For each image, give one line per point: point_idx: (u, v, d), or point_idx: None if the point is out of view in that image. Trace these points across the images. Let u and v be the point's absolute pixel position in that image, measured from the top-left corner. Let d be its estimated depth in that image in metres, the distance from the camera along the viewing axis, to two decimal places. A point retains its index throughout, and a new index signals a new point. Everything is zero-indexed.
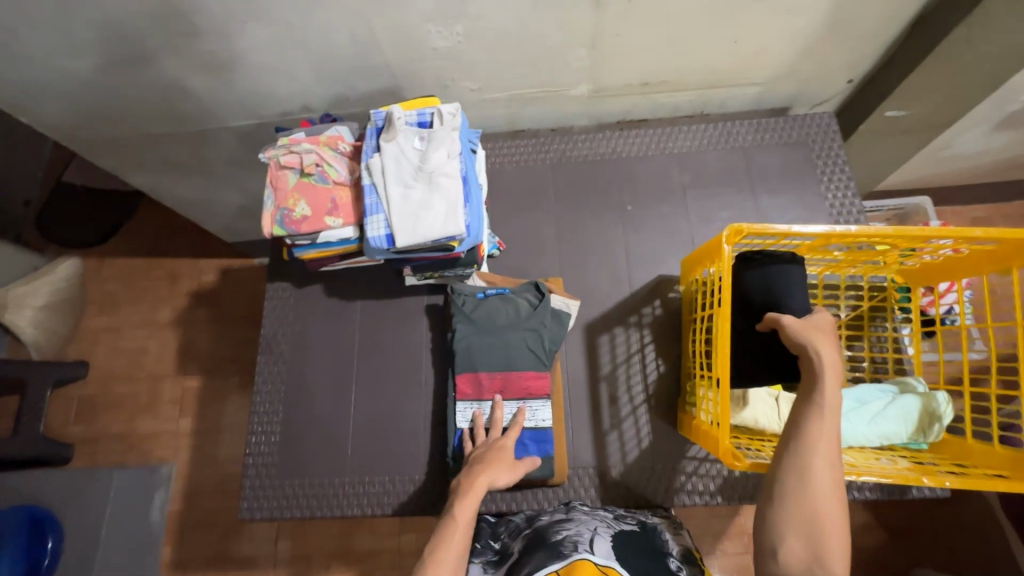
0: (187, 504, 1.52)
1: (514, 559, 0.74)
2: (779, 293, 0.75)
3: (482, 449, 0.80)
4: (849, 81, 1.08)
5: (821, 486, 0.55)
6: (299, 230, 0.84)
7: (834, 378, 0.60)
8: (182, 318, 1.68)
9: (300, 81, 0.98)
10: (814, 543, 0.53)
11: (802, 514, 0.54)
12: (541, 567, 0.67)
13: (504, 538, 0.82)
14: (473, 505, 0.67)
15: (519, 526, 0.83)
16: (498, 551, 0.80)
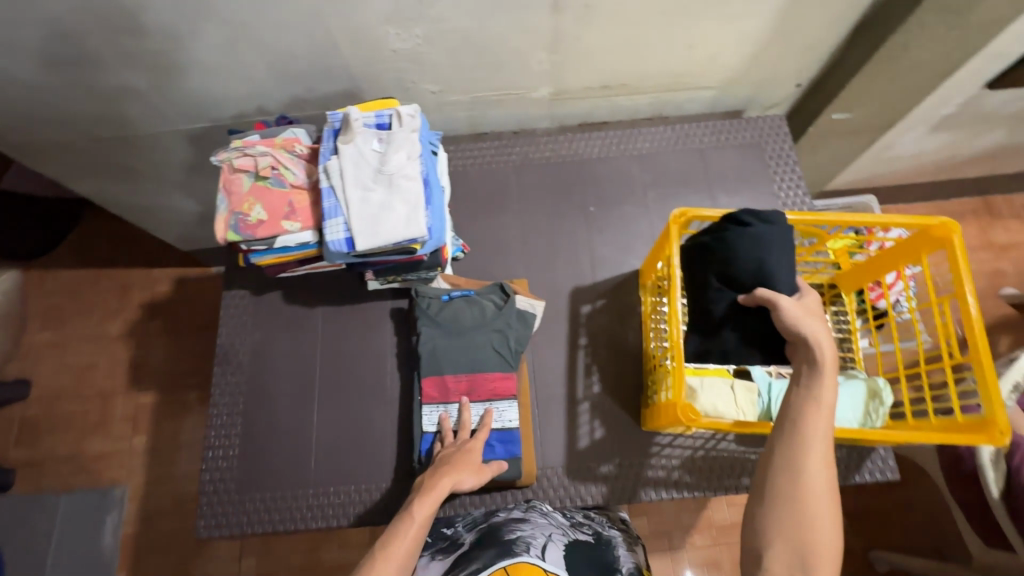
0: (142, 526, 1.44)
1: (463, 550, 0.72)
2: (770, 269, 0.67)
3: (451, 449, 0.81)
4: (797, 85, 1.13)
5: (813, 490, 0.56)
6: (254, 235, 0.81)
7: (830, 376, 0.60)
8: (134, 331, 1.60)
9: (255, 82, 0.95)
10: (802, 547, 0.54)
11: (792, 518, 0.55)
12: (488, 562, 0.63)
13: (459, 526, 0.83)
14: (431, 506, 0.69)
15: (475, 520, 0.83)
16: (448, 538, 0.80)
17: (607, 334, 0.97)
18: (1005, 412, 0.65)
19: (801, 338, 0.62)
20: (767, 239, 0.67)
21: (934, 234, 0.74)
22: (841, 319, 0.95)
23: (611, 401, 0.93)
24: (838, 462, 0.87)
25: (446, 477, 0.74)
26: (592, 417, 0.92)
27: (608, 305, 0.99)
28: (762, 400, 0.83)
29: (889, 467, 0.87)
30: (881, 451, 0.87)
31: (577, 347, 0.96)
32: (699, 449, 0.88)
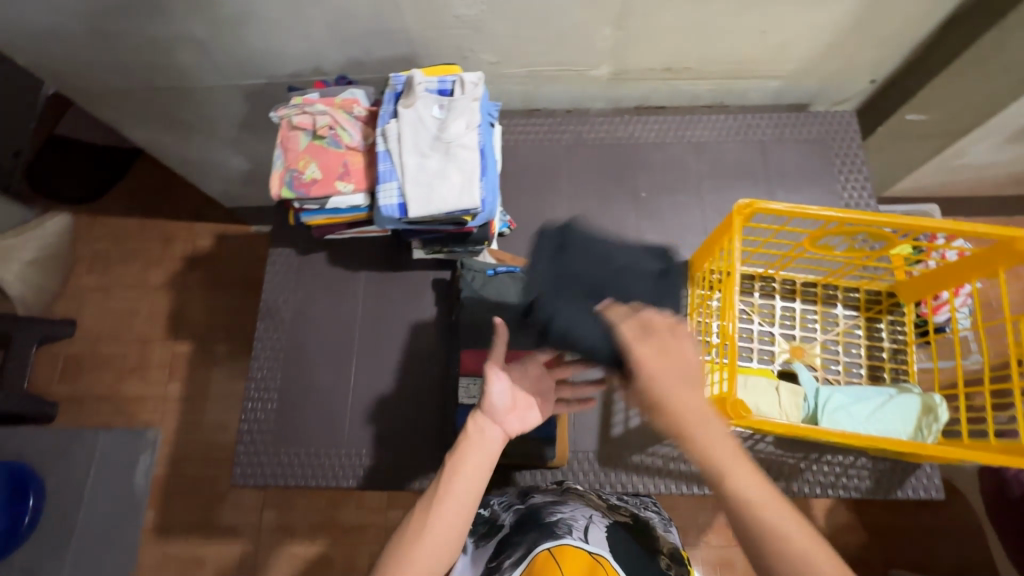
0: (172, 469, 1.50)
1: (504, 534, 0.72)
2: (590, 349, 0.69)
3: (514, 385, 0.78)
4: (871, 81, 1.06)
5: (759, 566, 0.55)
6: (308, 194, 0.82)
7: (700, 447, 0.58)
8: (174, 282, 1.64)
9: (315, 40, 0.95)
10: None
11: None
12: (531, 546, 0.64)
13: (495, 507, 0.83)
14: (480, 458, 0.66)
15: (511, 500, 0.83)
16: (487, 520, 0.81)
17: None
18: None
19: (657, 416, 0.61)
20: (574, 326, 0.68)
21: (1018, 248, 0.69)
22: (897, 330, 0.91)
23: None
24: (882, 473, 0.84)
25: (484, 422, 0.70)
26: (628, 404, 0.91)
27: None
28: (808, 405, 0.81)
29: (933, 485, 0.84)
30: (927, 468, 0.84)
31: None
32: None
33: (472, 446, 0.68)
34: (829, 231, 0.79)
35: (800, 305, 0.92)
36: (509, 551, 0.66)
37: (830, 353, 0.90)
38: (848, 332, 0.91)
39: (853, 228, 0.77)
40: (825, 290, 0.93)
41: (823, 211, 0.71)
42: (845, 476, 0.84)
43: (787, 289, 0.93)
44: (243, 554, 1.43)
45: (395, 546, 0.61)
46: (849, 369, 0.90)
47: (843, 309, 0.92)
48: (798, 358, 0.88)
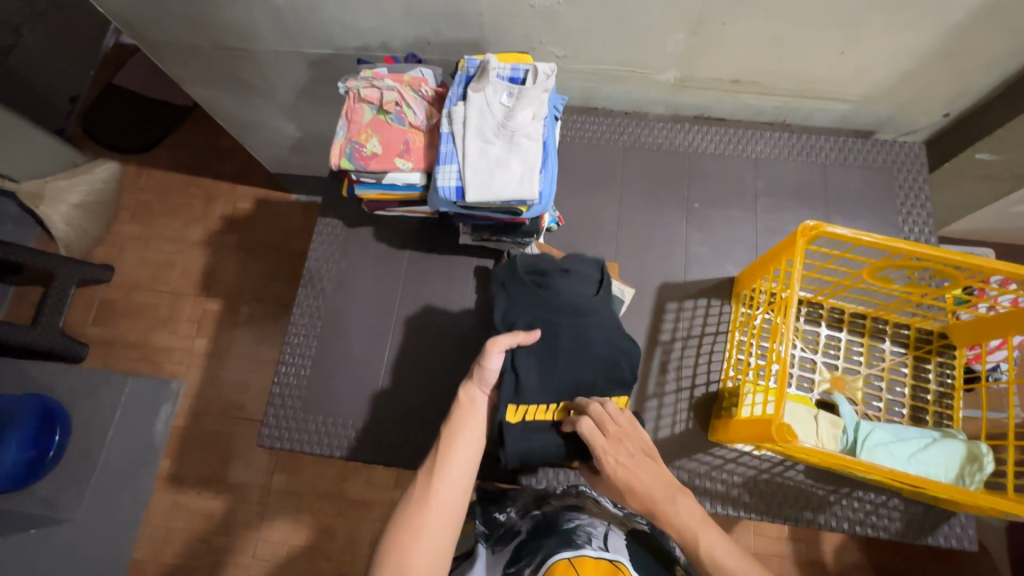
0: (190, 422, 1.53)
1: (520, 540, 0.71)
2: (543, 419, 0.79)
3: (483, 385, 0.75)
4: (945, 114, 1.03)
5: None
6: (366, 167, 0.82)
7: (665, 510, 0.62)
8: (212, 241, 1.67)
9: (388, 16, 0.95)
10: None
11: None
12: (548, 554, 0.62)
13: (510, 513, 0.83)
14: (474, 427, 0.71)
15: (526, 507, 0.83)
16: (503, 525, 0.81)
17: (689, 336, 0.94)
18: None
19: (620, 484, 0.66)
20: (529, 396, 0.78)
21: None
22: (945, 373, 0.88)
23: (681, 405, 0.90)
24: (914, 516, 0.82)
25: (477, 393, 0.74)
26: (658, 414, 0.89)
27: (696, 307, 0.95)
28: (847, 437, 0.79)
29: (967, 536, 0.82)
30: (962, 517, 0.82)
31: (657, 342, 0.94)
32: (764, 472, 0.85)
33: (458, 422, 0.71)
34: (892, 262, 0.76)
35: (846, 335, 0.90)
36: (526, 560, 0.64)
37: (873, 387, 0.88)
38: (893, 369, 0.89)
39: (918, 262, 0.75)
40: (874, 323, 0.90)
41: (892, 241, 0.69)
42: (877, 513, 0.83)
43: (835, 317, 0.90)
44: (250, 515, 1.45)
45: (400, 521, 0.63)
46: (890, 406, 0.88)
47: (891, 345, 0.90)
48: (838, 389, 0.86)
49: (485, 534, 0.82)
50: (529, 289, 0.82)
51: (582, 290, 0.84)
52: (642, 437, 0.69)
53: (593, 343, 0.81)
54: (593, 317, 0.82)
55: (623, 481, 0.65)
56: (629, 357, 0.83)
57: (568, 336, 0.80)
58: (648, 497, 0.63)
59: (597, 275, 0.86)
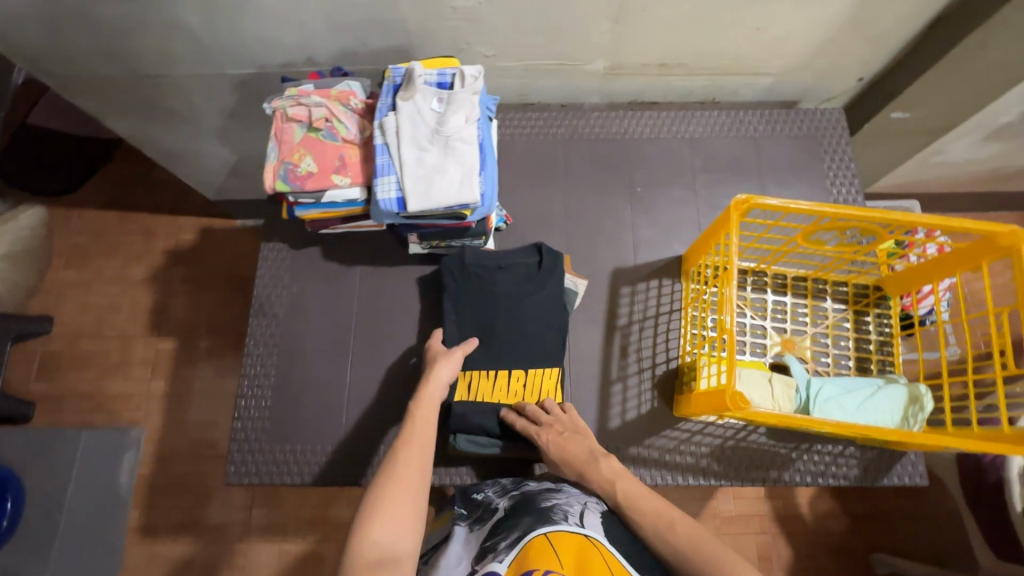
0: (158, 467, 1.47)
1: (499, 517, 0.69)
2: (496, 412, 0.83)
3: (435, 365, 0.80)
4: (860, 79, 1.09)
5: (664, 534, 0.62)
6: (303, 187, 0.81)
7: (588, 471, 0.72)
8: (157, 277, 1.60)
9: (310, 29, 0.93)
10: None
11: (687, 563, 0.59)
12: (527, 529, 0.62)
13: (488, 492, 0.78)
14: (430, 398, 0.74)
15: (506, 487, 0.78)
16: (481, 504, 0.76)
17: (646, 317, 0.96)
18: None
19: (554, 454, 0.75)
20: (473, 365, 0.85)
21: (1001, 242, 0.70)
22: (884, 323, 0.93)
23: (645, 384, 0.92)
24: (869, 461, 0.87)
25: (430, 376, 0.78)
26: (624, 398, 0.91)
27: (649, 288, 0.98)
28: (801, 395, 0.82)
29: (917, 472, 0.87)
30: (912, 456, 0.87)
31: (615, 327, 0.96)
32: (729, 439, 0.88)
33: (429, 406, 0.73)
34: (822, 225, 0.80)
35: (791, 298, 0.94)
36: (503, 534, 0.64)
37: (820, 345, 0.93)
38: (836, 325, 0.94)
39: (845, 222, 0.79)
40: (815, 284, 0.95)
41: (818, 206, 0.72)
42: (836, 463, 0.87)
43: (779, 283, 0.95)
44: (232, 553, 1.40)
45: (375, 487, 0.61)
46: (838, 360, 0.92)
47: (832, 302, 0.94)
48: (789, 351, 0.91)
49: (465, 515, 0.76)
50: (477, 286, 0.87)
51: (524, 275, 0.87)
52: (575, 419, 0.80)
53: (528, 320, 0.85)
54: (528, 298, 0.86)
55: (555, 452, 0.75)
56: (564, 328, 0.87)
57: (505, 317, 0.86)
58: (574, 461, 0.74)
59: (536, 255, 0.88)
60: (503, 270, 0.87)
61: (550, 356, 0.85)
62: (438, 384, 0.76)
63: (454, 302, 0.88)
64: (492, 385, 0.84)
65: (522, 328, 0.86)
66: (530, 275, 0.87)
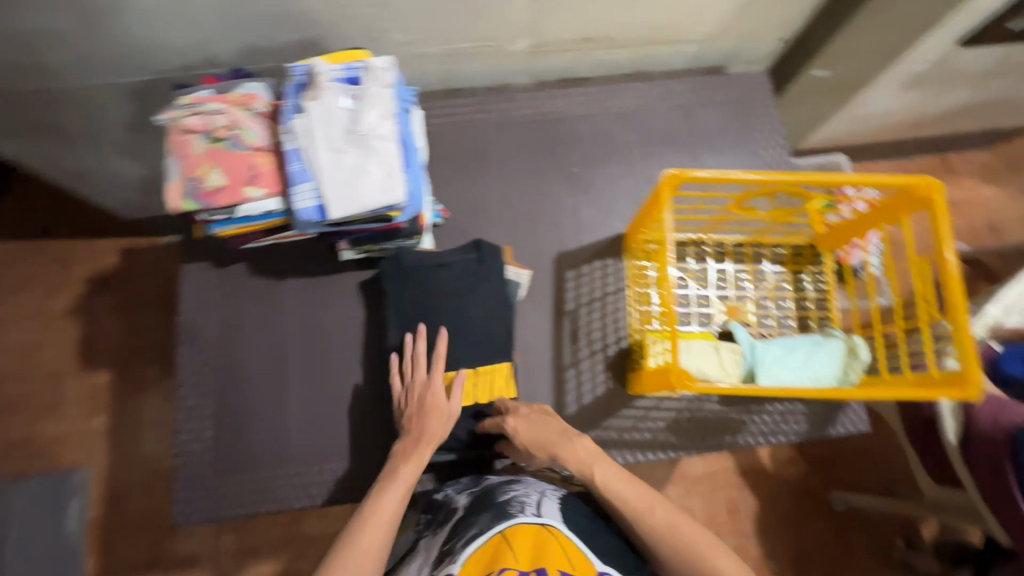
0: (110, 509, 1.38)
1: (458, 516, 0.66)
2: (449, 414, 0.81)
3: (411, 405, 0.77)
4: (781, 39, 1.09)
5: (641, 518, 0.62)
6: (214, 204, 0.75)
7: (561, 453, 0.69)
8: (82, 308, 1.48)
9: (204, 27, 0.84)
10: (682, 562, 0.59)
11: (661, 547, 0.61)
12: (484, 526, 0.59)
13: (448, 491, 0.76)
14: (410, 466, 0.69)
15: (466, 484, 0.76)
16: (442, 506, 0.73)
17: (593, 299, 0.95)
18: (980, 371, 0.66)
19: (524, 441, 0.73)
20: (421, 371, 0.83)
21: (920, 193, 0.73)
22: (820, 280, 0.96)
23: (598, 367, 0.92)
24: (816, 414, 0.90)
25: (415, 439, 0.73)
26: (579, 383, 0.91)
27: (593, 269, 0.97)
28: (746, 360, 0.83)
29: (860, 419, 0.91)
30: (855, 405, 0.91)
31: (563, 312, 0.95)
32: (684, 411, 0.90)
33: (413, 462, 0.70)
34: (753, 193, 0.80)
35: (732, 265, 0.96)
36: (458, 535, 0.61)
37: (763, 309, 0.94)
38: (777, 288, 0.96)
39: (774, 188, 0.79)
40: (753, 248, 0.96)
41: (746, 174, 0.72)
42: (786, 421, 0.90)
43: (719, 251, 0.96)
44: None
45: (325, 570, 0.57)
46: (780, 321, 0.95)
47: (770, 265, 0.96)
48: (734, 317, 0.91)
49: (428, 521, 0.72)
50: (416, 288, 0.84)
51: (463, 271, 0.85)
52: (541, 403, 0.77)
53: (472, 317, 0.83)
54: (468, 296, 0.83)
55: (526, 438, 0.72)
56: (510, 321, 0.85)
57: (448, 317, 0.83)
58: (548, 445, 0.71)
59: (473, 249, 0.86)
60: (441, 268, 0.85)
61: (499, 352, 0.84)
62: (425, 443, 0.72)
63: (394, 306, 0.85)
64: None
65: (466, 327, 0.83)
66: (471, 271, 0.85)
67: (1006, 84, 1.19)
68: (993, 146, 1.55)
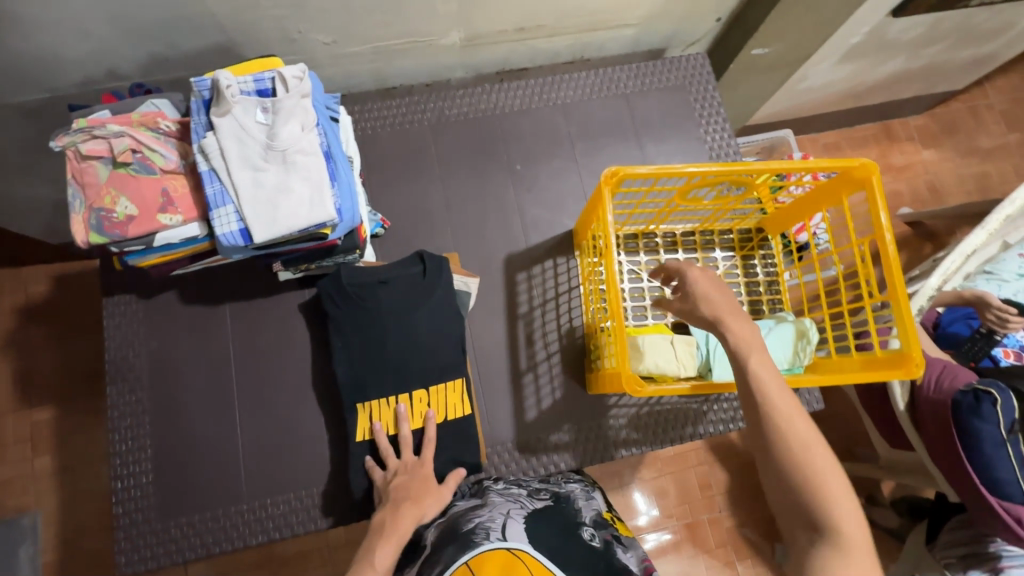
0: (63, 552, 1.24)
1: (424, 555, 0.64)
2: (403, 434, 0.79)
3: (403, 478, 0.75)
4: (718, 19, 1.08)
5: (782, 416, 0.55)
6: (125, 235, 0.68)
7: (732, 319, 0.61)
8: (9, 342, 1.31)
9: (97, 38, 0.77)
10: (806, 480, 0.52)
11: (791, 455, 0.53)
12: (448, 562, 0.58)
13: None
14: (387, 547, 0.66)
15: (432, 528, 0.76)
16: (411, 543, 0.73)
17: (546, 301, 0.94)
18: (920, 348, 0.68)
19: (695, 293, 0.63)
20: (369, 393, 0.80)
21: (856, 175, 0.73)
22: (769, 263, 0.96)
23: (555, 369, 0.91)
24: None
25: (399, 515, 0.70)
26: (536, 387, 0.90)
27: (543, 269, 0.95)
28: (701, 351, 0.82)
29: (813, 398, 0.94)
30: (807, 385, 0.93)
31: (516, 316, 0.93)
32: (644, 406, 0.90)
33: (392, 539, 0.67)
34: (693, 184, 0.79)
35: (683, 254, 0.96)
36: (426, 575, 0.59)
37: None
38: (727, 274, 0.96)
39: (714, 178, 0.78)
40: (702, 236, 0.96)
41: (685, 167, 0.71)
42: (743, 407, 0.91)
43: (669, 241, 0.95)
44: None
45: None
46: None
47: (721, 252, 0.96)
48: None
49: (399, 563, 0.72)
50: (358, 306, 0.81)
51: (409, 283, 0.82)
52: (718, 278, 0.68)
53: (420, 334, 0.81)
54: (416, 312, 0.81)
55: (700, 295, 0.63)
56: (460, 332, 0.83)
57: (394, 336, 0.80)
58: (721, 307, 0.62)
59: (418, 262, 0.84)
60: (385, 283, 0.82)
61: (450, 366, 0.81)
62: (412, 517, 0.70)
63: (337, 327, 0.82)
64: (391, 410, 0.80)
65: (415, 343, 0.81)
66: (416, 285, 0.82)
67: (937, 50, 1.21)
68: (929, 110, 1.59)
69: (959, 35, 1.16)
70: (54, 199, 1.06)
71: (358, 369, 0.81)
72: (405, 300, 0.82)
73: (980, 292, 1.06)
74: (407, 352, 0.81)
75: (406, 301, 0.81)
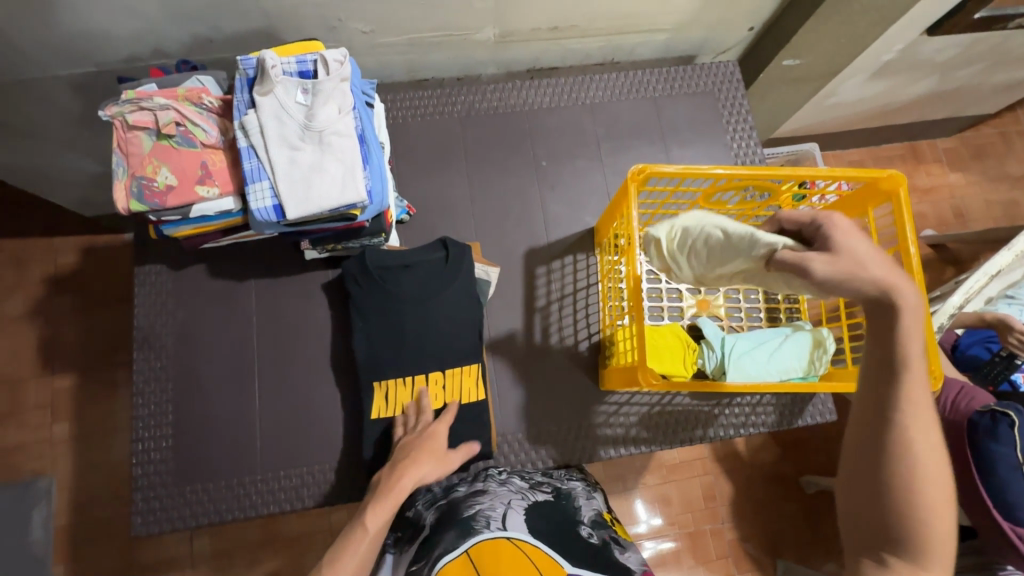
0: (73, 519, 1.26)
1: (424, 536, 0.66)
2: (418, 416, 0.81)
3: (412, 436, 0.76)
4: (751, 29, 1.08)
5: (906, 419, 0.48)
6: (163, 204, 0.71)
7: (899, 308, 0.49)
8: (39, 310, 1.35)
9: (149, 18, 0.80)
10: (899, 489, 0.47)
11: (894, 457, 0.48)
12: (447, 546, 0.59)
13: (419, 506, 0.77)
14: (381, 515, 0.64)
15: (435, 496, 0.77)
16: (412, 523, 0.75)
17: (564, 295, 0.95)
18: (938, 362, 0.67)
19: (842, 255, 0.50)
20: (385, 374, 0.82)
21: (883, 186, 0.73)
22: None
23: (570, 363, 0.92)
24: (784, 405, 0.92)
25: (391, 478, 0.68)
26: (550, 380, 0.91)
27: (563, 264, 0.96)
28: (716, 354, 0.84)
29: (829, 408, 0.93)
30: (822, 396, 0.92)
31: (534, 308, 0.94)
32: (656, 405, 0.90)
33: (383, 508, 0.64)
34: (718, 187, 0.80)
35: None
36: (423, 557, 0.61)
37: (733, 301, 0.94)
38: None
39: (740, 182, 0.78)
40: None
41: (711, 168, 0.71)
42: (755, 413, 0.91)
43: None
44: None
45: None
46: (750, 314, 0.95)
47: None
48: (704, 311, 0.93)
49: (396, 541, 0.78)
50: (380, 288, 0.83)
51: (431, 266, 0.84)
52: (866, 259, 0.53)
53: (439, 319, 0.82)
54: (437, 297, 0.83)
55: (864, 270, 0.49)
56: (477, 320, 0.84)
57: (412, 320, 0.82)
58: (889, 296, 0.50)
59: (442, 248, 0.85)
60: (410, 267, 0.83)
61: (465, 353, 0.83)
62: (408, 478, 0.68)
63: (359, 307, 0.83)
64: (408, 391, 0.81)
65: (433, 328, 0.82)
66: (437, 271, 0.84)
67: (968, 73, 1.21)
68: (958, 133, 1.58)
69: (993, 59, 1.15)
70: (92, 171, 1.10)
71: (374, 348, 0.82)
72: (426, 284, 0.83)
73: (1002, 315, 1.04)
74: (424, 337, 0.82)
75: (428, 287, 0.83)
